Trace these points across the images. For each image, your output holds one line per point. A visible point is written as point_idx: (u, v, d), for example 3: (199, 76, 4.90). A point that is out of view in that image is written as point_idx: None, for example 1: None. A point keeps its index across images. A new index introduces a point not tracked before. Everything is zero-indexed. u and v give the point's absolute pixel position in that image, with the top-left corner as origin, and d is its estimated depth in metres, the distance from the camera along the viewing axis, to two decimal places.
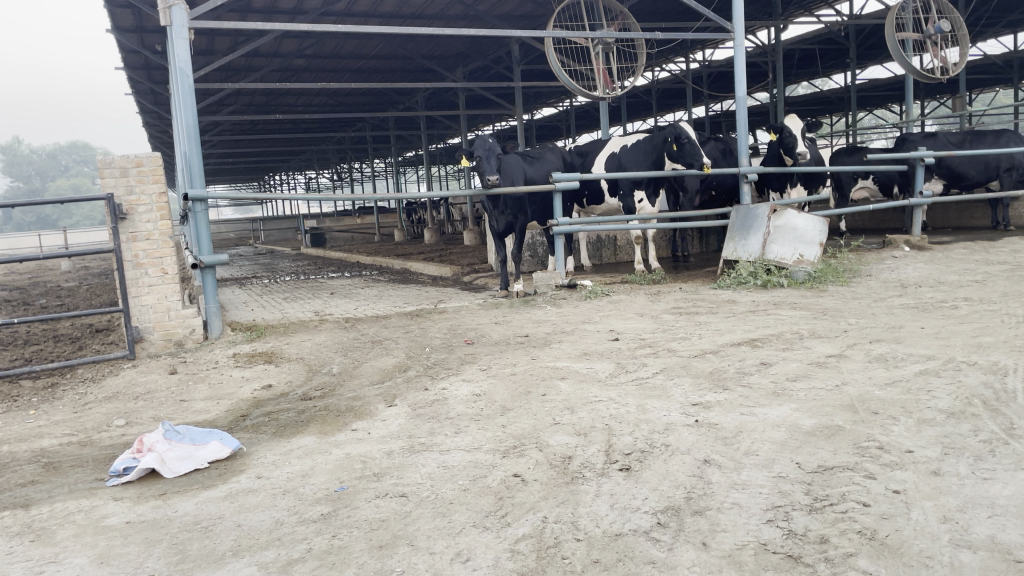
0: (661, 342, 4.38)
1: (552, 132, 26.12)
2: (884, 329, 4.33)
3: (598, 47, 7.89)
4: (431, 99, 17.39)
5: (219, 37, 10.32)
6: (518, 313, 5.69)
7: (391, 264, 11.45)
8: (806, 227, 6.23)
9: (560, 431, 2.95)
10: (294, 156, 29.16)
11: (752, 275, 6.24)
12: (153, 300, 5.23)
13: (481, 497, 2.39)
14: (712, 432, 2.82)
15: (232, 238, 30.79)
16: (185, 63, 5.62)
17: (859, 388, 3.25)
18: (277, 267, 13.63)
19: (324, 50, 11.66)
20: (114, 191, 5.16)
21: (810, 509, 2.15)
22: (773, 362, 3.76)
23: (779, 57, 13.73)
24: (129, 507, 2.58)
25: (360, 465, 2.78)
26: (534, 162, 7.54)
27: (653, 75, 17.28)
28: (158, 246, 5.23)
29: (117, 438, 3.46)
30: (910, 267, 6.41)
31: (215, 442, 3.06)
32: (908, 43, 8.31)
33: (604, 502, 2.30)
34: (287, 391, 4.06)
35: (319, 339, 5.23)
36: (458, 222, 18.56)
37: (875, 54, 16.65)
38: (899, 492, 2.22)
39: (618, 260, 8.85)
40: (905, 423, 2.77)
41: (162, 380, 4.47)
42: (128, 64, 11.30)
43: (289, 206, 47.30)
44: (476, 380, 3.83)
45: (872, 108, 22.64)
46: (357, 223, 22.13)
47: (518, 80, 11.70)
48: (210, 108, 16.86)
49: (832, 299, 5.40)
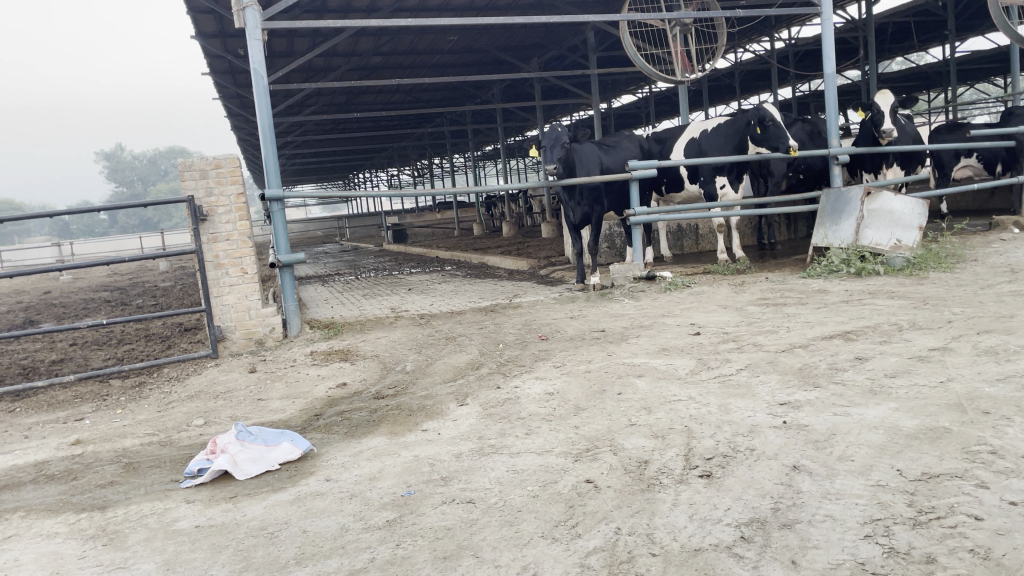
0: (745, 335, 4.16)
1: (631, 120, 25.70)
2: (993, 319, 3.98)
3: (675, 28, 7.63)
4: (508, 92, 17.34)
5: (297, 38, 10.52)
6: (595, 307, 5.54)
7: (469, 258, 11.45)
8: (902, 210, 5.86)
9: (636, 433, 2.79)
10: (375, 153, 29.72)
11: (845, 263, 5.88)
12: (234, 299, 5.32)
13: (550, 505, 2.28)
14: (802, 435, 2.61)
15: (319, 237, 31.67)
16: (260, 64, 5.69)
17: (966, 385, 2.97)
18: (359, 264, 13.90)
19: (399, 46, 11.73)
20: (194, 194, 5.25)
21: (915, 524, 1.94)
22: (869, 357, 3.50)
23: (870, 31, 13.03)
24: (200, 510, 2.57)
25: (428, 468, 2.70)
26: (611, 151, 7.35)
27: (735, 57, 16.73)
28: (238, 246, 5.31)
29: (195, 438, 3.50)
30: (1021, 250, 5.93)
31: (286, 444, 3.04)
32: (1013, 10, 7.68)
33: (682, 513, 2.14)
34: (360, 389, 4.04)
35: (395, 336, 5.20)
36: (536, 215, 18.45)
37: (976, 25, 15.64)
38: (1017, 504, 1.97)
39: (700, 249, 8.57)
40: (1021, 425, 2.49)
41: (242, 379, 4.53)
42: (214, 69, 11.66)
43: (371, 203, 48.37)
44: (550, 378, 3.70)
45: (973, 82, 21.32)
46: (437, 218, 22.34)
47: (594, 68, 11.49)
48: (293, 109, 17.27)
49: (934, 287, 5.03)
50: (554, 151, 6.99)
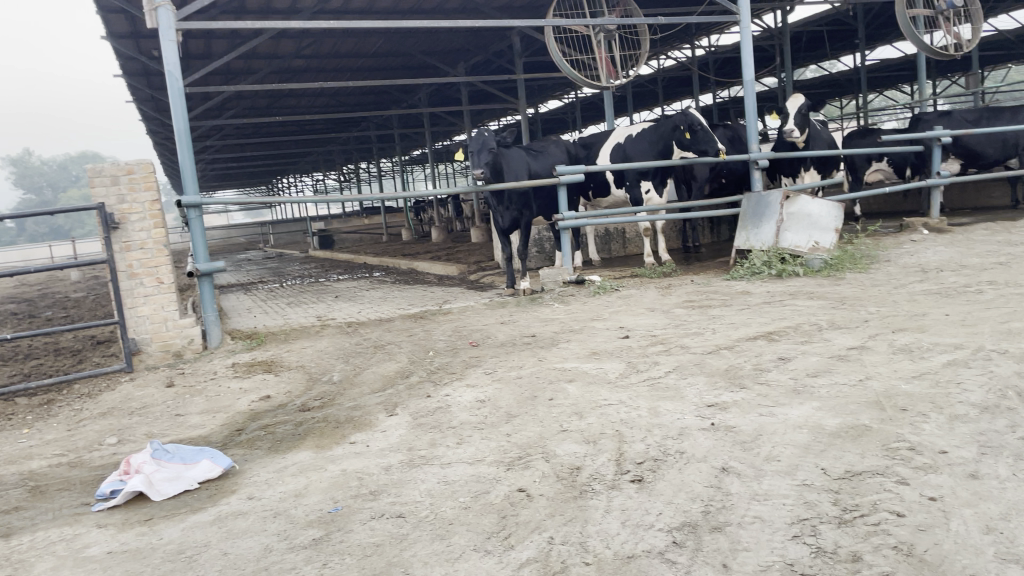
0: (673, 338, 4.20)
1: (557, 125, 25.94)
2: (907, 317, 4.13)
3: (599, 34, 7.62)
4: (434, 96, 17.26)
5: (215, 39, 10.22)
6: (525, 312, 5.53)
7: (397, 264, 11.30)
8: (820, 213, 6.03)
9: (568, 439, 2.78)
10: (299, 158, 29.17)
11: (766, 265, 6.04)
12: (150, 310, 5.10)
13: (483, 516, 2.23)
14: (730, 436, 2.64)
15: (241, 243, 30.88)
16: (174, 67, 5.49)
17: (884, 382, 3.06)
18: (284, 271, 13.57)
19: (322, 49, 11.53)
20: (105, 201, 5.01)
21: (840, 522, 1.97)
22: (792, 357, 3.58)
23: (786, 40, 13.45)
24: (113, 535, 2.43)
25: (356, 482, 2.63)
26: (539, 156, 7.35)
27: (658, 64, 17.06)
28: (153, 255, 5.10)
29: (108, 458, 3.31)
30: (930, 251, 6.18)
31: (206, 461, 2.90)
32: (920, 19, 8.01)
33: (614, 519, 2.13)
34: (285, 401, 3.91)
35: (321, 346, 5.08)
36: (465, 219, 18.42)
37: (884, 35, 16.35)
38: (936, 499, 2.04)
39: (627, 253, 8.68)
40: (936, 421, 2.58)
41: (159, 394, 4.33)
42: (126, 71, 11.21)
43: (296, 209, 47.44)
44: (481, 385, 3.65)
45: (882, 89, 22.27)
46: (365, 224, 22.04)
47: (520, 72, 11.52)
48: (212, 113, 16.77)
49: (850, 287, 5.19)
50: (481, 155, 6.77)
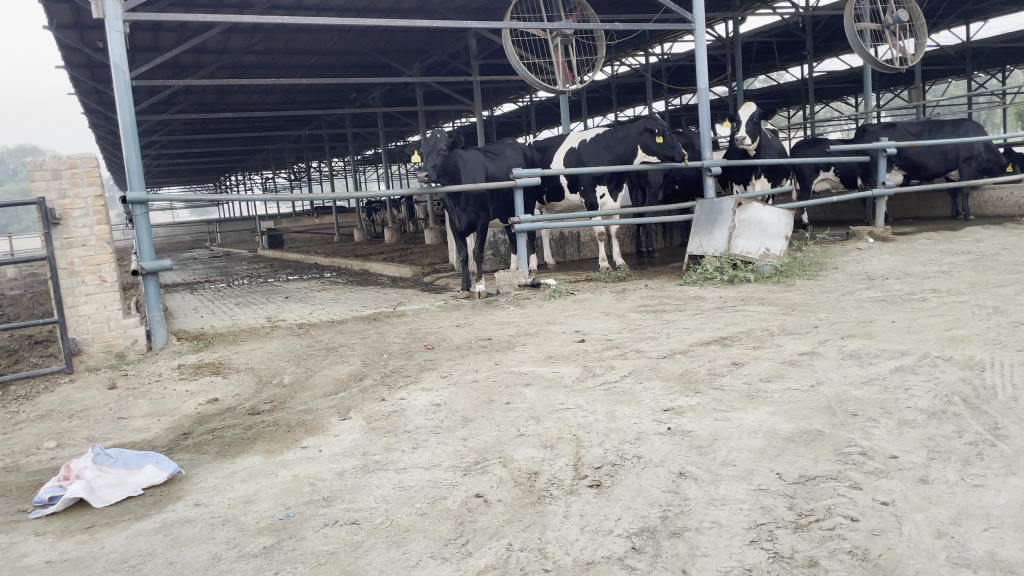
0: (628, 342, 4.22)
1: (511, 128, 25.98)
2: (855, 324, 4.22)
3: (557, 39, 7.60)
4: (389, 96, 17.12)
5: (163, 32, 9.98)
6: (480, 315, 5.49)
7: (349, 265, 11.16)
8: (771, 220, 6.12)
9: (525, 444, 2.76)
10: (248, 155, 28.65)
11: (718, 270, 6.12)
12: (91, 310, 4.92)
13: (440, 522, 2.20)
14: (686, 441, 2.65)
15: (188, 241, 30.19)
16: (120, 58, 5.32)
17: (835, 388, 3.11)
18: (231, 271, 13.29)
19: (274, 46, 11.35)
20: (45, 195, 4.83)
21: (796, 527, 1.99)
22: (745, 362, 3.62)
23: (737, 50, 13.69)
24: (51, 543, 2.32)
25: (309, 488, 2.56)
26: (495, 158, 7.35)
27: (612, 70, 17.22)
28: (95, 252, 4.93)
29: (46, 462, 3.17)
30: (875, 259, 6.34)
31: (151, 466, 2.80)
32: (867, 33, 8.22)
33: (573, 525, 2.11)
34: (234, 405, 3.81)
35: (271, 347, 4.97)
36: (419, 221, 18.30)
37: (831, 47, 16.77)
38: (888, 504, 2.07)
39: (581, 257, 8.71)
40: (886, 426, 2.64)
41: (100, 396, 4.18)
42: (69, 62, 10.85)
43: (244, 207, 46.55)
44: (436, 389, 3.61)
45: (828, 100, 22.85)
46: (316, 224, 21.72)
47: (476, 74, 11.50)
48: (159, 107, 16.35)
49: (800, 293, 5.29)
50: (432, 157, 6.80)
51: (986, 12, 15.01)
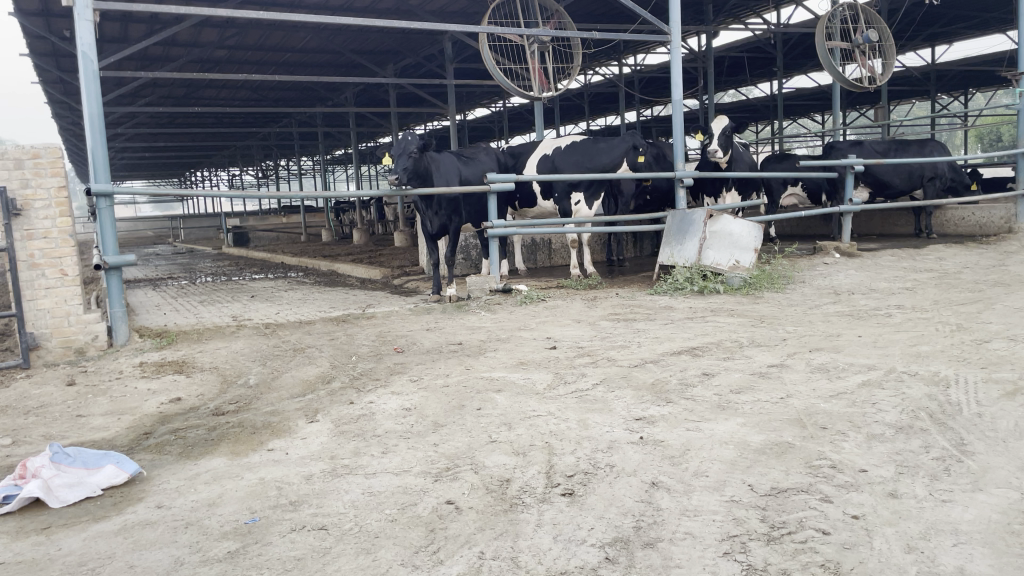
0: (599, 350, 4.22)
1: (484, 133, 25.96)
2: (822, 337, 4.26)
3: (534, 45, 7.68)
4: (361, 96, 17.01)
5: (133, 23, 9.79)
6: (451, 319, 5.46)
7: (317, 265, 11.04)
8: (741, 233, 6.18)
9: (497, 451, 2.73)
10: (216, 151, 28.24)
11: (688, 281, 6.17)
12: (51, 304, 4.79)
13: (410, 529, 2.16)
14: (658, 450, 2.65)
15: (150, 237, 29.62)
16: (89, 48, 5.20)
17: (804, 401, 3.14)
18: (195, 268, 13.08)
19: (247, 41, 11.20)
20: (6, 184, 4.69)
21: (769, 539, 1.99)
22: (716, 373, 3.63)
23: (709, 63, 13.84)
24: (5, 544, 2.23)
25: (275, 492, 2.51)
26: (469, 162, 7.34)
27: (586, 79, 17.31)
28: (57, 244, 4.80)
29: (1, 459, 3.06)
30: (841, 274, 6.44)
31: (111, 467, 2.72)
32: (838, 52, 8.36)
33: (546, 534, 2.09)
34: (198, 405, 3.72)
35: (236, 347, 4.88)
36: (388, 222, 18.16)
37: (800, 64, 17.04)
38: (859, 517, 2.09)
39: (552, 264, 8.73)
40: (855, 440, 2.66)
41: (58, 393, 4.06)
42: (33, 50, 10.59)
43: (208, 204, 45.85)
44: (406, 392, 3.57)
45: (796, 116, 23.21)
46: (283, 223, 21.45)
47: (450, 78, 11.47)
48: (125, 99, 16.04)
49: (768, 306, 5.35)
50: (401, 160, 6.77)
51: (950, 35, 15.37)
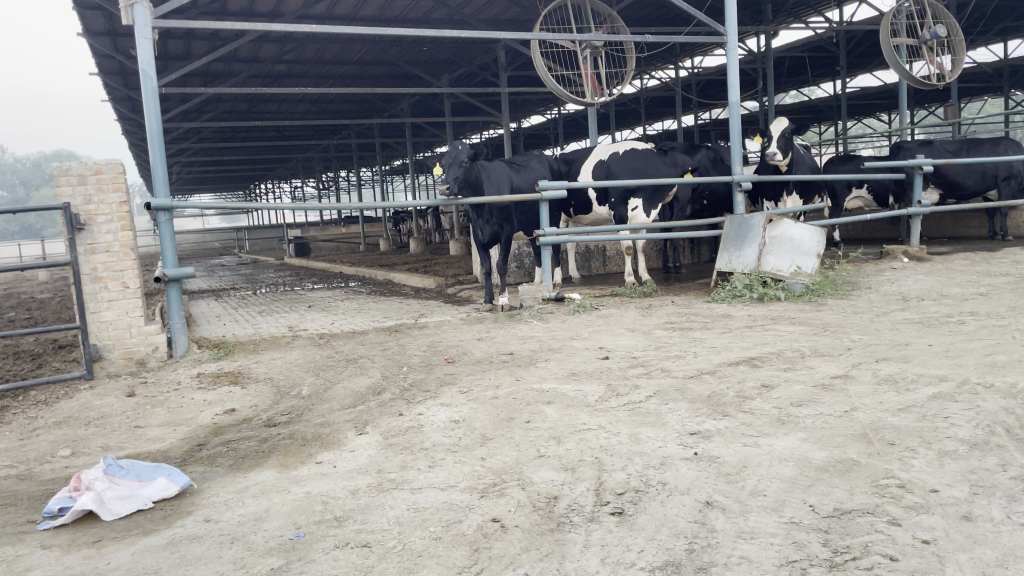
0: (653, 360, 4.11)
1: (539, 140, 25.96)
2: (890, 347, 4.06)
3: (586, 51, 7.50)
4: (417, 106, 17.18)
5: (195, 40, 10.08)
6: (503, 329, 5.41)
7: (373, 275, 11.17)
8: (802, 237, 5.99)
9: (546, 466, 2.66)
10: (277, 164, 28.94)
11: (747, 288, 5.98)
12: (114, 316, 4.91)
13: (454, 549, 2.10)
14: (714, 467, 2.54)
15: (217, 248, 30.47)
16: (149, 66, 5.33)
17: (870, 414, 2.98)
18: (258, 279, 13.36)
19: (304, 55, 11.43)
20: (71, 201, 4.83)
21: (831, 566, 1.87)
22: (776, 385, 3.48)
23: (768, 64, 13.54)
24: (57, 557, 2.26)
25: (321, 507, 2.48)
26: (521, 170, 7.29)
27: (642, 83, 17.14)
28: (119, 258, 4.92)
29: (60, 471, 3.12)
30: (909, 279, 6.17)
31: (162, 479, 2.74)
32: (903, 49, 8.05)
33: (593, 556, 2.02)
34: (251, 416, 3.75)
35: (291, 358, 4.92)
36: (445, 231, 18.29)
37: (864, 63, 16.54)
38: (929, 542, 1.95)
39: (607, 271, 8.62)
40: (925, 457, 2.50)
41: (118, 404, 4.14)
42: (102, 69, 11.01)
43: (271, 215, 47.05)
44: (456, 404, 3.53)
45: (861, 117, 22.55)
46: (343, 233, 21.81)
47: (504, 85, 11.48)
48: (189, 115, 16.55)
49: (832, 313, 5.14)
50: (452, 170, 6.77)
51: None
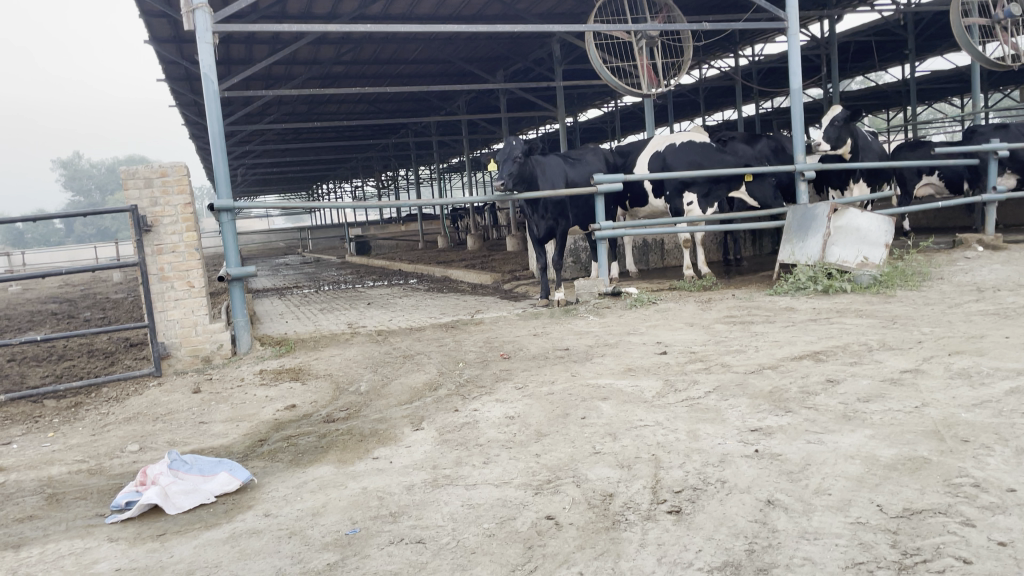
0: (713, 355, 4.02)
1: (597, 134, 25.80)
2: (964, 339, 3.89)
3: (641, 41, 7.39)
4: (473, 103, 17.24)
5: (256, 45, 10.33)
6: (559, 324, 5.37)
7: (432, 271, 11.27)
8: (869, 227, 5.74)
9: (601, 463, 2.62)
10: (338, 164, 29.48)
11: (812, 280, 5.80)
12: (180, 314, 5.05)
13: (508, 546, 2.09)
14: (775, 465, 2.46)
15: (281, 248, 31.21)
16: (210, 70, 5.46)
17: (942, 410, 2.85)
18: (319, 277, 13.63)
19: (361, 56, 11.59)
20: (138, 203, 4.98)
21: (899, 569, 1.79)
22: (841, 380, 3.36)
23: (833, 49, 13.13)
24: (124, 550, 2.32)
25: (376, 502, 2.49)
26: (576, 164, 7.22)
27: (700, 74, 16.85)
28: (184, 258, 5.06)
29: (128, 465, 3.21)
30: (985, 269, 5.90)
31: (224, 474, 2.80)
32: (974, 29, 7.71)
33: (650, 555, 1.97)
34: (310, 412, 3.80)
35: (350, 354, 4.98)
36: (502, 227, 18.33)
37: (934, 45, 15.91)
38: (1006, 544, 1.84)
39: (665, 265, 8.50)
40: (1002, 455, 2.38)
41: (185, 400, 4.26)
42: (169, 76, 11.38)
43: (333, 215, 47.91)
44: (511, 400, 3.51)
45: (932, 101, 21.71)
46: (402, 231, 22.08)
47: (559, 79, 11.43)
48: (253, 118, 16.97)
49: (901, 305, 4.95)
50: (507, 166, 6.78)
51: None
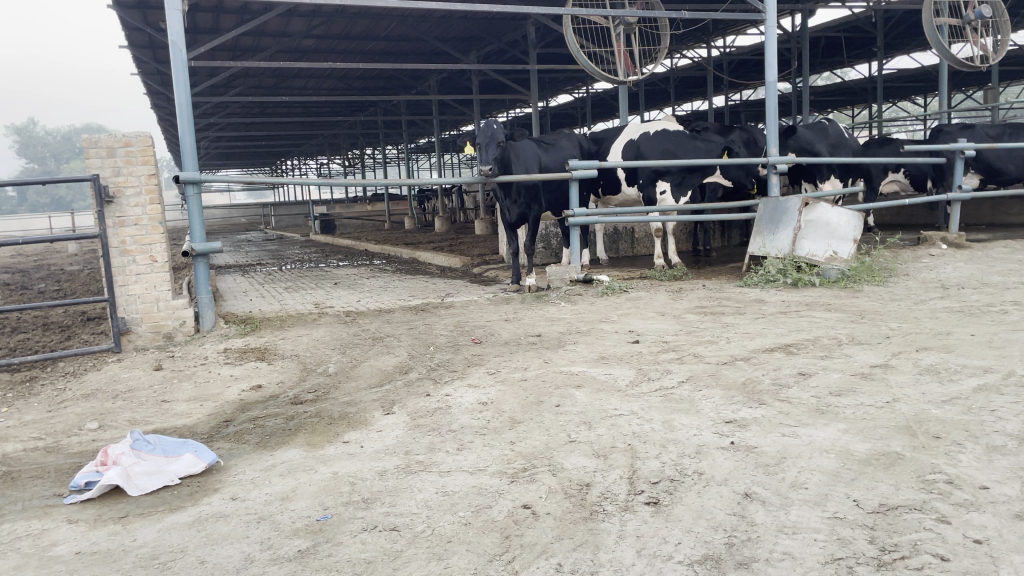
0: (686, 345, 4.02)
1: (567, 119, 25.71)
2: (930, 336, 3.94)
3: (619, 28, 7.34)
4: (445, 83, 17.06)
5: (224, 14, 10.06)
6: (530, 310, 5.34)
7: (399, 253, 11.14)
8: (839, 221, 5.78)
9: (577, 452, 2.60)
10: (304, 140, 29.01)
11: (781, 273, 5.86)
12: (141, 289, 4.91)
13: (484, 535, 2.05)
14: (751, 458, 2.46)
15: (243, 224, 30.61)
16: (178, 37, 5.27)
17: (913, 405, 2.88)
18: (284, 254, 13.40)
19: (333, 30, 11.37)
20: (100, 172, 4.80)
21: (879, 565, 1.79)
22: (813, 373, 3.38)
23: (805, 43, 13.23)
24: (83, 533, 2.23)
25: (348, 488, 2.44)
26: (551, 149, 7.16)
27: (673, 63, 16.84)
28: (147, 231, 4.91)
29: (87, 444, 3.10)
30: (949, 267, 6.00)
31: (189, 456, 2.72)
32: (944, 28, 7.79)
33: (629, 547, 1.95)
34: (277, 393, 3.72)
35: (318, 334, 4.89)
36: (470, 209, 18.20)
37: (902, 43, 16.14)
38: (982, 542, 1.86)
39: (635, 253, 8.52)
40: (973, 452, 2.40)
41: (146, 377, 4.14)
42: (132, 43, 11.04)
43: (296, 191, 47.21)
44: (484, 386, 3.47)
45: (897, 99, 22.03)
46: (367, 211, 21.81)
47: (534, 62, 11.35)
48: (217, 89, 16.58)
49: (869, 300, 5.01)
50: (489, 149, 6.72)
51: None
